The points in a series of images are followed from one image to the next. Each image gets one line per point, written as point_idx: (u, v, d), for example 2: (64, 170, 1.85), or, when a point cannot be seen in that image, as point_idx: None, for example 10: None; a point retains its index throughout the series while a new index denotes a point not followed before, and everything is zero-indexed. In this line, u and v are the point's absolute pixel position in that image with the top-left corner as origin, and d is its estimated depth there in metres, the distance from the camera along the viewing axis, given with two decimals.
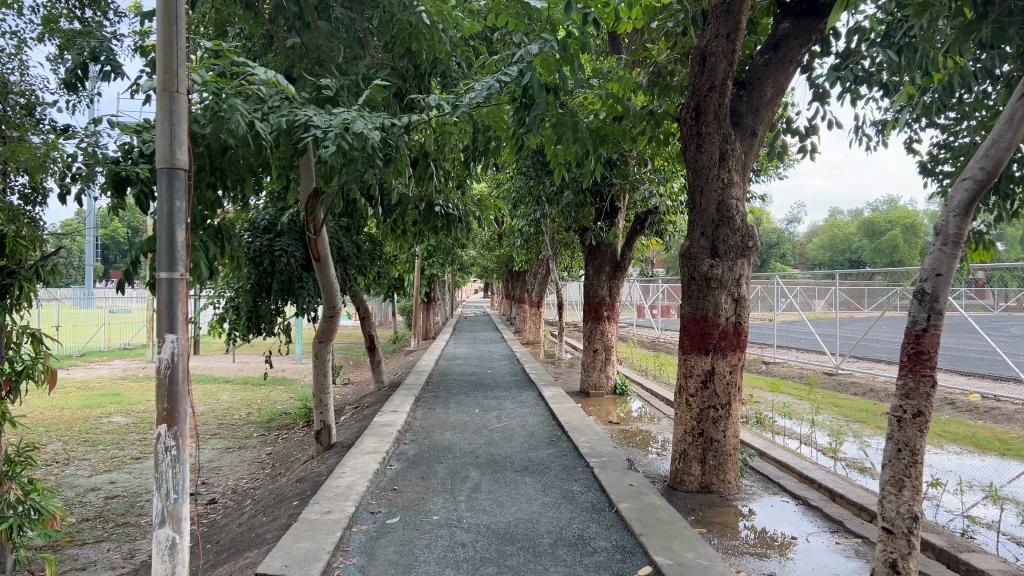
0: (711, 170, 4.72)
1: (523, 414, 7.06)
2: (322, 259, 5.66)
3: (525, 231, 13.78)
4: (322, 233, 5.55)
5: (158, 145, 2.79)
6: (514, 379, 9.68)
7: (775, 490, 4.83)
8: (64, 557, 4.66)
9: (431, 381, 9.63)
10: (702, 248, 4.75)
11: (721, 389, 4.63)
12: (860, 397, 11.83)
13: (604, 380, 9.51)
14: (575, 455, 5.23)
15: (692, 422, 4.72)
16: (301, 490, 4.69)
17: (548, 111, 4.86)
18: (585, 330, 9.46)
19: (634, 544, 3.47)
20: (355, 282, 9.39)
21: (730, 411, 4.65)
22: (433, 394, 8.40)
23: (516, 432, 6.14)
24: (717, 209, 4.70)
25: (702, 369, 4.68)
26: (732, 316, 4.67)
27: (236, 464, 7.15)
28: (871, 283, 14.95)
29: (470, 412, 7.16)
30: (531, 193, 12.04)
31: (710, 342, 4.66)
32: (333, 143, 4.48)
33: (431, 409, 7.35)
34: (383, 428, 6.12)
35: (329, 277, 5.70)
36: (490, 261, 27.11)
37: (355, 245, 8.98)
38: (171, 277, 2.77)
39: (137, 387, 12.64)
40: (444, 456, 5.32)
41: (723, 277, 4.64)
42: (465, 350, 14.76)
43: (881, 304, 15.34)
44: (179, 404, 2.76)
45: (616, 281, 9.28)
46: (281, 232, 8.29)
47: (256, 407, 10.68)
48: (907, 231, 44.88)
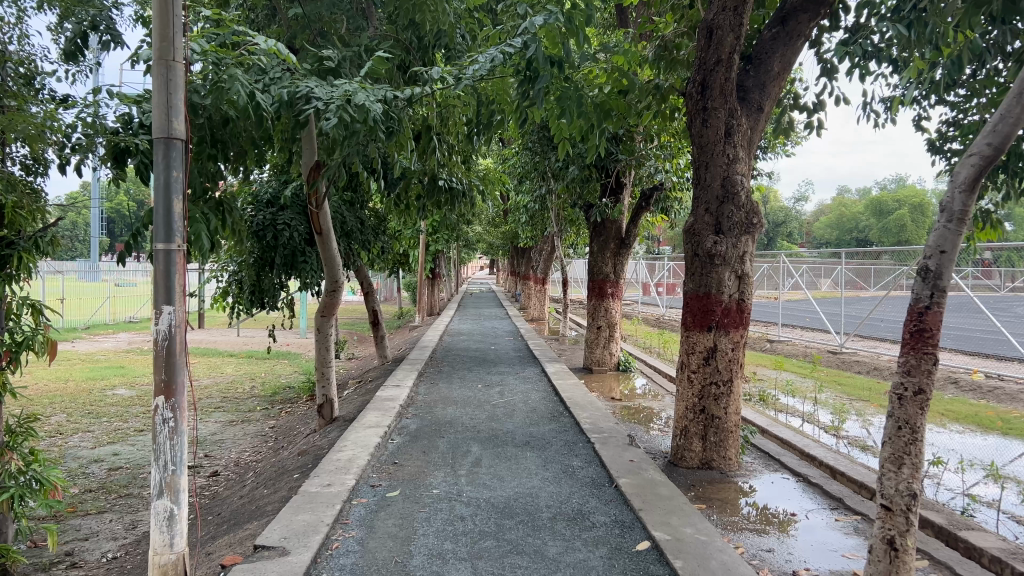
0: (717, 146, 4.68)
1: (525, 390, 7.07)
2: (324, 233, 5.63)
3: (530, 207, 13.73)
4: (324, 207, 5.51)
5: (154, 114, 2.76)
6: (518, 355, 9.69)
7: (776, 467, 4.83)
8: (67, 528, 4.69)
9: (434, 356, 9.64)
10: (705, 224, 4.70)
11: (723, 366, 4.61)
12: (864, 377, 11.82)
13: (608, 357, 9.49)
14: (576, 430, 5.23)
15: (694, 399, 4.70)
16: (302, 463, 4.71)
17: (552, 84, 4.80)
18: (589, 306, 9.41)
19: (633, 519, 3.46)
20: (359, 257, 9.37)
21: (732, 388, 4.64)
22: (437, 369, 8.41)
23: (519, 407, 6.14)
24: (722, 185, 4.65)
25: (704, 346, 4.65)
26: (735, 293, 4.64)
27: (239, 438, 7.18)
28: (877, 262, 14.88)
29: (473, 388, 7.17)
30: (537, 169, 11.97)
31: (713, 319, 4.63)
32: (334, 116, 4.44)
33: (434, 384, 7.36)
34: (385, 402, 6.13)
35: (331, 251, 5.67)
36: (495, 238, 27.10)
37: (359, 219, 8.95)
38: (169, 248, 2.76)
39: (141, 360, 12.69)
40: (446, 431, 5.33)
41: (726, 254, 4.60)
42: (469, 326, 14.78)
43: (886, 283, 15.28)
44: (177, 375, 2.76)
45: (621, 258, 9.24)
46: (284, 206, 8.26)
47: (260, 381, 10.72)
48: (915, 210, 44.65)
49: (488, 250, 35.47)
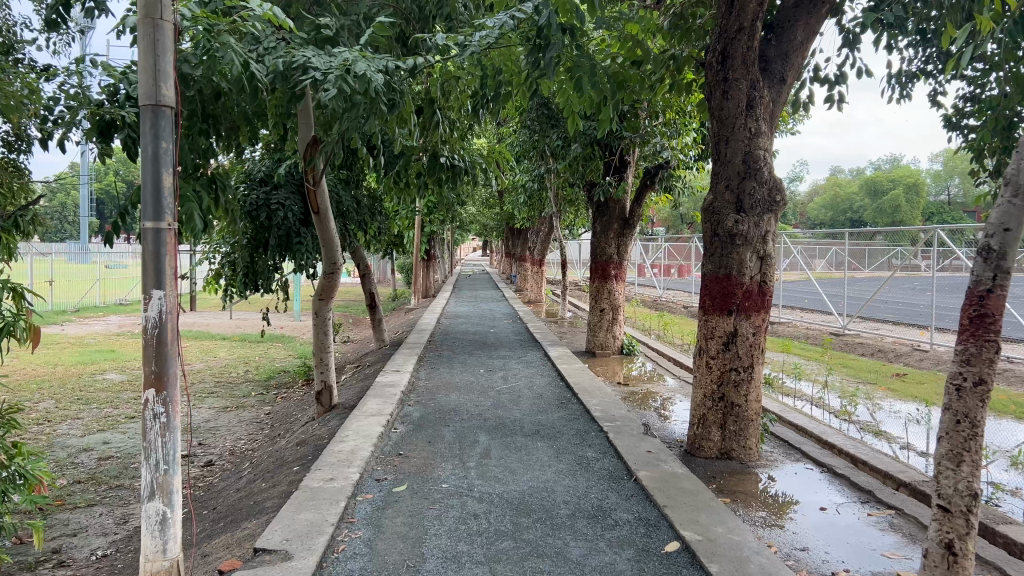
0: (738, 119, 4.44)
1: (530, 375, 6.85)
2: (322, 212, 5.36)
3: (528, 187, 13.47)
4: (322, 184, 5.24)
5: (140, 78, 2.47)
6: (519, 338, 9.47)
7: (798, 457, 4.63)
8: (54, 523, 4.45)
9: (433, 339, 9.41)
10: (726, 202, 4.46)
11: (743, 351, 4.40)
12: (868, 359, 11.66)
13: (611, 341, 9.25)
14: (587, 418, 5.01)
15: (712, 386, 4.49)
16: (302, 454, 4.48)
17: (564, 53, 4.53)
18: (592, 289, 9.15)
19: (658, 516, 3.25)
20: (355, 238, 9.10)
21: (753, 374, 4.43)
22: (437, 353, 8.18)
23: (524, 393, 5.92)
24: (744, 161, 4.41)
25: (724, 330, 4.43)
26: (757, 274, 4.41)
27: (234, 424, 6.94)
28: (878, 243, 14.71)
29: (476, 373, 6.94)
30: (536, 148, 11.71)
31: (733, 301, 4.40)
32: (334, 87, 4.18)
33: (435, 369, 7.13)
34: (386, 389, 5.90)
35: (329, 231, 5.41)
36: (490, 219, 26.83)
37: (355, 199, 8.67)
38: (158, 227, 2.49)
39: (132, 344, 12.41)
40: (451, 419, 5.11)
41: (748, 233, 4.37)
42: (466, 308, 14.55)
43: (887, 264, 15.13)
44: (169, 366, 2.51)
45: (625, 238, 8.99)
46: (278, 185, 7.97)
47: (253, 365, 10.47)
48: (910, 191, 44.57)
49: (482, 231, 35.19)
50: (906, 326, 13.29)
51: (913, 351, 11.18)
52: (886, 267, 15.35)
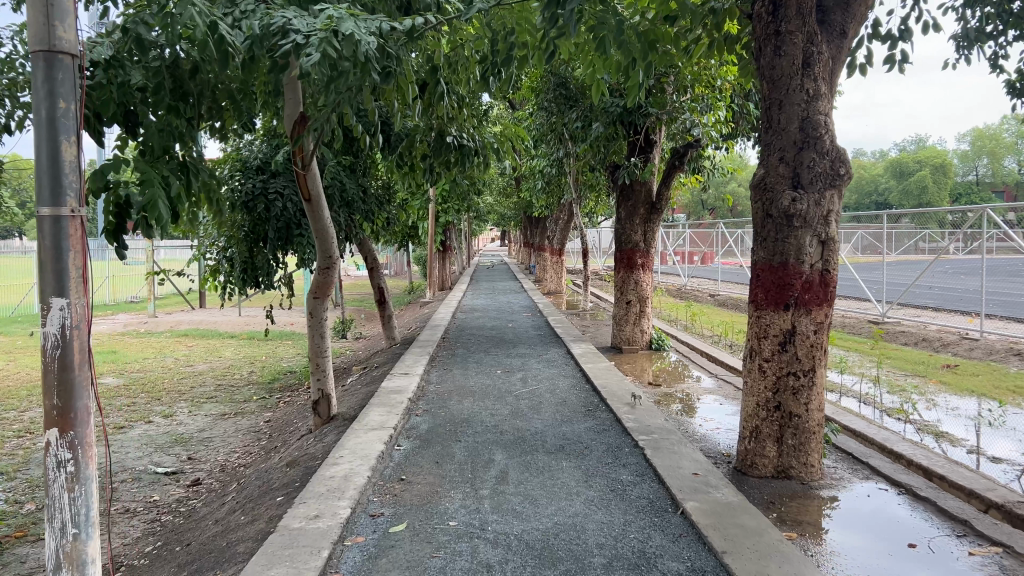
0: (792, 80, 3.76)
1: (551, 376, 6.22)
2: (314, 199, 4.72)
3: (547, 172, 12.81)
4: (313, 168, 4.63)
5: (28, 16, 1.85)
6: (539, 333, 8.82)
7: (868, 475, 3.96)
8: (9, 560, 3.88)
9: (448, 336, 8.80)
10: (780, 178, 3.79)
11: (804, 352, 3.75)
12: (912, 349, 10.90)
13: (639, 335, 8.46)
14: (619, 430, 4.37)
15: (766, 393, 3.84)
16: (290, 479, 3.87)
17: (586, 7, 3.86)
18: (616, 280, 8.39)
19: (716, 566, 2.62)
20: (361, 229, 8.49)
21: (815, 379, 3.77)
22: (450, 352, 7.56)
23: (546, 399, 5.29)
24: (801, 129, 3.74)
25: (780, 328, 3.78)
26: (818, 262, 3.74)
27: (230, 434, 6.34)
28: (910, 225, 13.98)
29: (493, 374, 6.31)
30: (554, 130, 11.08)
31: (791, 294, 3.74)
32: (315, 51, 3.54)
33: (448, 371, 6.51)
34: (392, 396, 5.28)
35: (324, 223, 4.79)
36: (508, 207, 26.21)
37: (360, 186, 8.08)
38: (58, 216, 1.87)
39: (136, 344, 11.89)
40: (463, 431, 4.48)
41: (807, 214, 3.70)
42: (484, 301, 13.94)
43: (924, 247, 14.37)
44: (78, 400, 1.91)
45: (652, 224, 8.24)
46: (276, 172, 7.38)
47: (259, 366, 9.91)
48: (937, 171, 43.39)
49: (499, 220, 34.62)
50: (949, 313, 12.51)
51: (961, 340, 10.42)
52: (923, 251, 14.57)
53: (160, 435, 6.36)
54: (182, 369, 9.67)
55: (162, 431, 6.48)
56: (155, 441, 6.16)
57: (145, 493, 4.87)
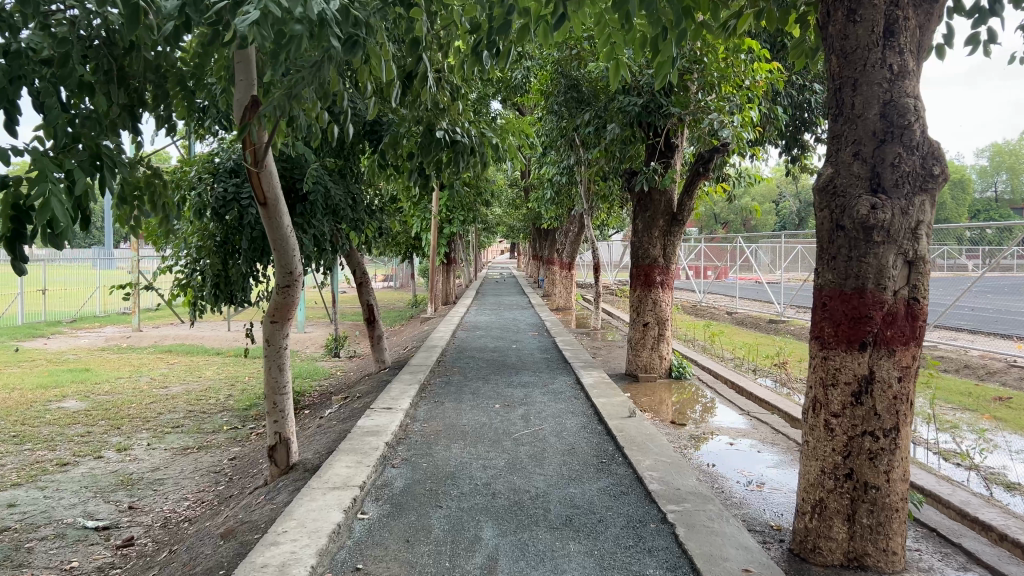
0: (872, 52, 2.88)
1: (557, 412, 5.36)
2: (271, 203, 3.87)
3: (557, 180, 11.97)
4: (268, 166, 3.79)
5: None
6: (545, 357, 7.96)
7: (964, 564, 3.10)
8: None
9: (444, 359, 7.95)
10: (855, 179, 2.92)
11: (884, 406, 2.86)
12: (953, 376, 9.99)
13: (657, 362, 7.44)
14: (641, 496, 3.51)
15: (835, 458, 2.97)
16: (219, 560, 3.02)
17: None
18: (632, 299, 7.48)
19: None
20: (347, 239, 7.65)
21: (898, 440, 2.87)
22: (445, 379, 6.71)
23: (551, 445, 4.43)
24: (881, 115, 2.87)
25: (854, 375, 2.90)
26: (903, 288, 2.84)
27: (185, 476, 5.49)
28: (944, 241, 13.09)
29: (490, 410, 5.45)
30: (565, 135, 10.32)
31: (869, 331, 2.86)
32: (254, 8, 2.71)
33: (438, 404, 5.66)
34: (366, 440, 4.43)
35: (284, 233, 3.95)
36: (517, 218, 25.36)
37: (347, 192, 7.29)
38: None
39: (113, 360, 11.11)
40: (447, 491, 3.63)
41: (891, 225, 2.83)
42: (488, 318, 13.08)
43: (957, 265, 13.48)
44: None
45: (673, 237, 7.35)
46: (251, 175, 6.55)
47: (240, 388, 9.05)
48: (956, 187, 42.41)
49: (509, 232, 33.92)
50: (987, 337, 11.61)
51: (1008, 367, 9.51)
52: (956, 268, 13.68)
53: (105, 475, 5.52)
54: (155, 390, 8.85)
55: (109, 471, 5.62)
56: (97, 484, 5.31)
57: (63, 558, 4.02)
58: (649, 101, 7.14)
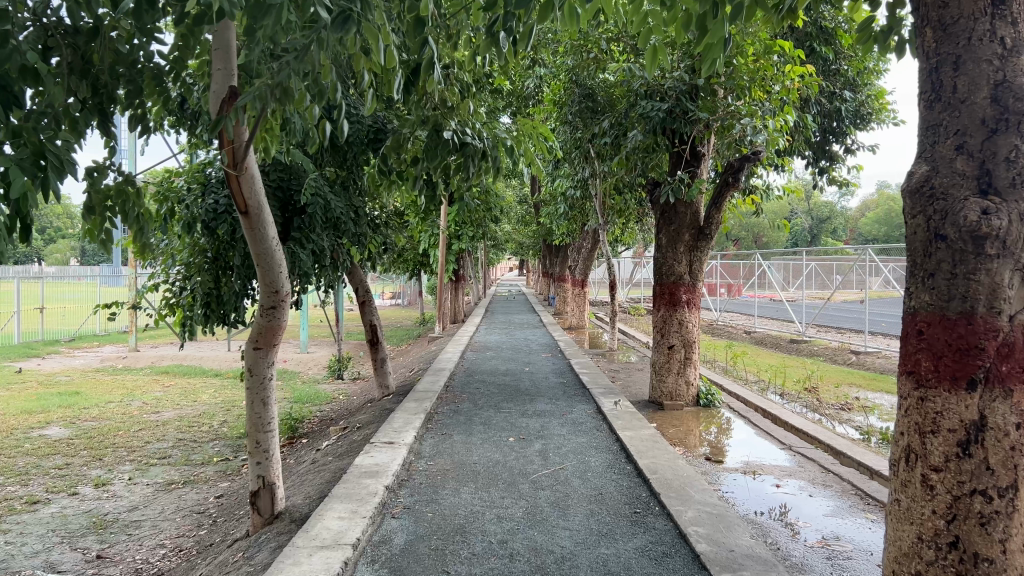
0: (980, 21, 2.34)
1: (578, 448, 4.79)
2: (254, 212, 3.35)
3: (571, 194, 11.46)
4: (250, 168, 3.27)
5: None
6: (561, 383, 7.39)
7: None
8: None
9: (452, 384, 7.41)
10: (958, 179, 2.36)
11: (1000, 459, 2.28)
12: None
13: (683, 389, 6.83)
14: (690, 559, 2.94)
15: (935, 522, 2.39)
16: None
17: None
18: (656, 319, 6.92)
19: None
20: (349, 255, 7.13)
21: (1017, 502, 2.29)
22: (453, 407, 6.15)
23: (576, 490, 3.87)
24: (993, 99, 2.32)
25: (960, 421, 2.32)
26: (1021, 312, 2.27)
27: (164, 517, 4.94)
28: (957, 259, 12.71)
29: (504, 444, 4.89)
30: (580, 146, 9.83)
31: (980, 367, 2.29)
32: None
33: (446, 438, 5.10)
34: (364, 483, 3.88)
35: (267, 245, 3.43)
36: (527, 235, 24.88)
37: (348, 205, 6.78)
38: None
39: (105, 383, 10.59)
40: (458, 551, 3.07)
41: (1007, 234, 2.26)
42: (499, 338, 12.53)
43: None
44: None
45: (700, 252, 6.81)
46: None
47: (235, 414, 8.51)
48: None
49: (518, 250, 33.45)
50: None
51: None
52: None
53: (76, 516, 4.98)
54: (145, 416, 8.31)
55: (82, 511, 5.08)
56: (66, 527, 4.76)
57: None
58: (674, 106, 6.64)
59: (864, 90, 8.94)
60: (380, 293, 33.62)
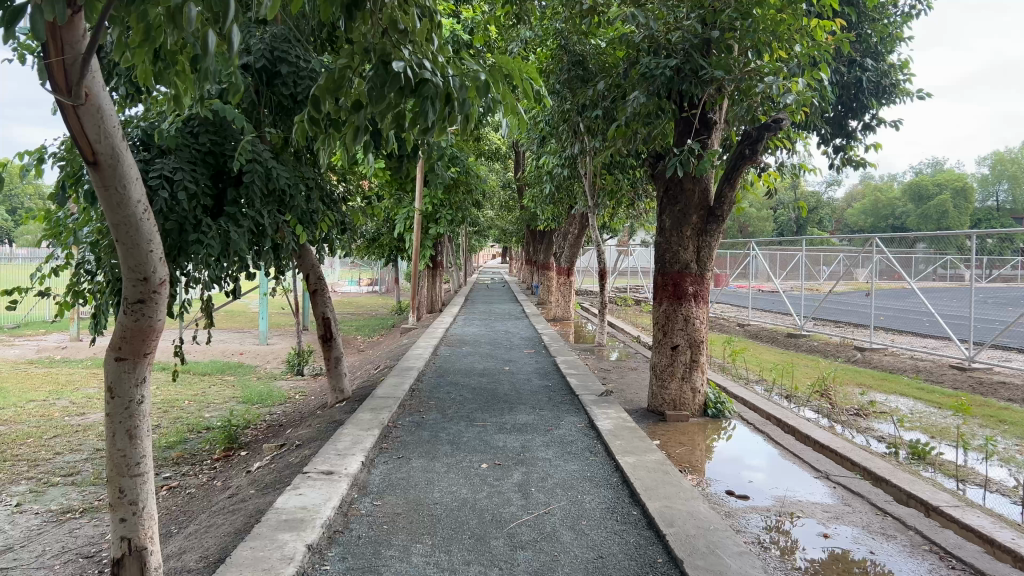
0: None
1: (569, 480, 3.79)
2: (109, 160, 2.30)
3: (557, 172, 10.42)
4: (97, 95, 2.21)
5: None
6: (545, 387, 6.38)
7: None
8: None
9: (419, 386, 6.39)
10: None
11: None
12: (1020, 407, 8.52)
13: (689, 396, 5.85)
14: None
15: None
16: None
17: None
18: (657, 314, 5.93)
19: None
20: (299, 237, 6.06)
21: None
22: (416, 419, 5.12)
23: (568, 552, 2.87)
24: None
25: None
26: None
27: (40, 564, 3.86)
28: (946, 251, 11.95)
29: (474, 474, 3.86)
30: (569, 120, 8.80)
31: None
32: None
33: (403, 464, 4.07)
34: (277, 539, 2.83)
35: (132, 210, 2.38)
36: (510, 219, 23.86)
37: (295, 176, 5.72)
38: None
39: (35, 377, 9.44)
40: None
41: None
42: (477, 330, 11.54)
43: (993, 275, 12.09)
44: None
45: (709, 236, 5.82)
46: (166, 148, 5.00)
47: (172, 417, 7.42)
48: (957, 197, 42.10)
49: (500, 235, 32.43)
50: None
51: None
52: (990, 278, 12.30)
53: None
54: (66, 419, 7.20)
55: None
56: None
57: None
58: (683, 63, 5.62)
59: (886, 59, 8.00)
60: (357, 279, 32.48)
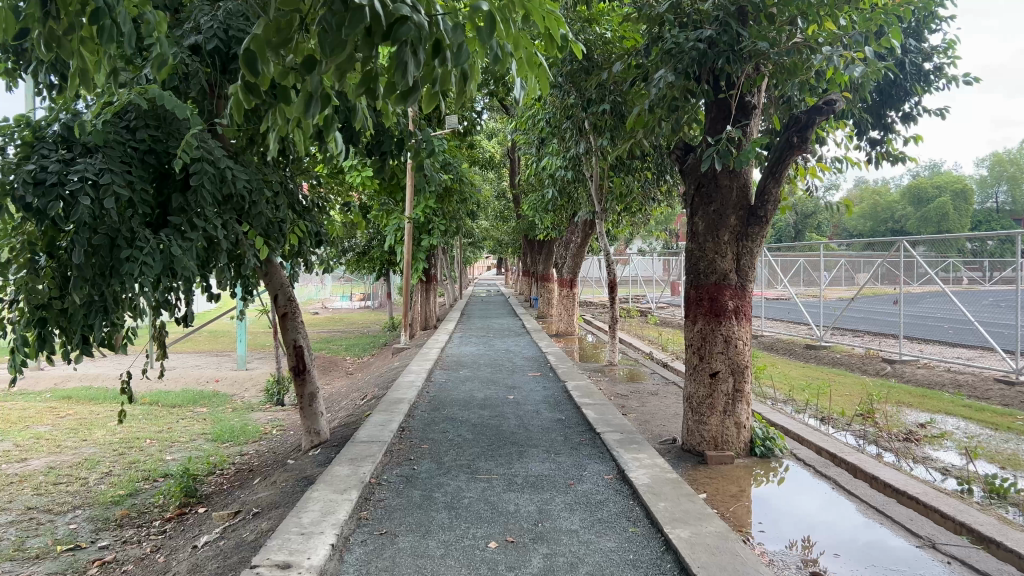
0: None
1: (607, 569, 2.83)
2: None
3: (561, 174, 9.50)
4: None
5: None
6: (558, 423, 5.41)
7: None
8: None
9: (409, 423, 5.43)
10: None
11: None
12: None
13: (732, 433, 4.91)
14: None
15: None
16: None
17: None
18: (691, 335, 5.00)
19: None
20: (264, 252, 5.11)
21: None
22: (406, 472, 4.16)
23: None
24: None
25: None
26: None
27: None
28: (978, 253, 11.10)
29: (480, 563, 2.90)
30: (573, 116, 7.85)
31: None
32: None
33: (386, 546, 3.10)
34: None
35: None
36: (508, 230, 23.00)
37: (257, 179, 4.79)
38: None
39: None
40: None
41: None
42: (476, 350, 10.61)
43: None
44: None
45: (750, 241, 4.90)
46: (90, 148, 4.05)
47: (126, 462, 6.42)
48: (957, 198, 41.45)
49: (493, 245, 31.48)
50: None
51: None
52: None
53: None
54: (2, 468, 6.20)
55: None
56: None
57: None
58: (719, 33, 4.69)
59: (927, 39, 7.14)
60: (350, 294, 31.53)
